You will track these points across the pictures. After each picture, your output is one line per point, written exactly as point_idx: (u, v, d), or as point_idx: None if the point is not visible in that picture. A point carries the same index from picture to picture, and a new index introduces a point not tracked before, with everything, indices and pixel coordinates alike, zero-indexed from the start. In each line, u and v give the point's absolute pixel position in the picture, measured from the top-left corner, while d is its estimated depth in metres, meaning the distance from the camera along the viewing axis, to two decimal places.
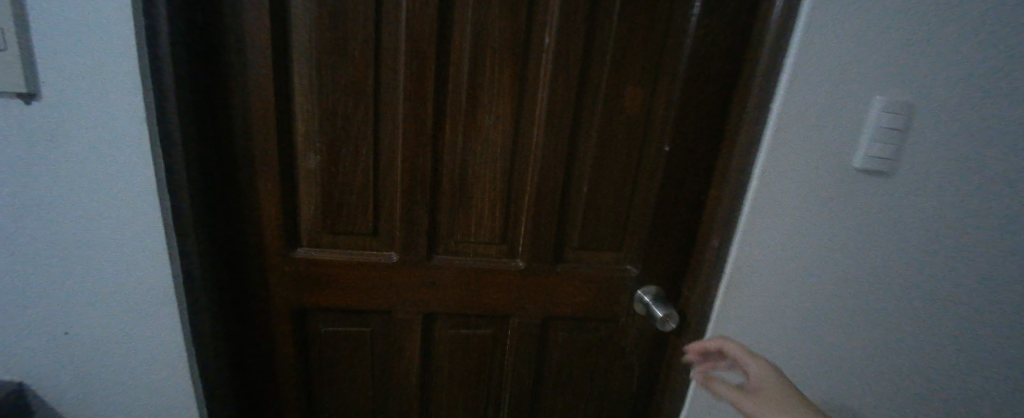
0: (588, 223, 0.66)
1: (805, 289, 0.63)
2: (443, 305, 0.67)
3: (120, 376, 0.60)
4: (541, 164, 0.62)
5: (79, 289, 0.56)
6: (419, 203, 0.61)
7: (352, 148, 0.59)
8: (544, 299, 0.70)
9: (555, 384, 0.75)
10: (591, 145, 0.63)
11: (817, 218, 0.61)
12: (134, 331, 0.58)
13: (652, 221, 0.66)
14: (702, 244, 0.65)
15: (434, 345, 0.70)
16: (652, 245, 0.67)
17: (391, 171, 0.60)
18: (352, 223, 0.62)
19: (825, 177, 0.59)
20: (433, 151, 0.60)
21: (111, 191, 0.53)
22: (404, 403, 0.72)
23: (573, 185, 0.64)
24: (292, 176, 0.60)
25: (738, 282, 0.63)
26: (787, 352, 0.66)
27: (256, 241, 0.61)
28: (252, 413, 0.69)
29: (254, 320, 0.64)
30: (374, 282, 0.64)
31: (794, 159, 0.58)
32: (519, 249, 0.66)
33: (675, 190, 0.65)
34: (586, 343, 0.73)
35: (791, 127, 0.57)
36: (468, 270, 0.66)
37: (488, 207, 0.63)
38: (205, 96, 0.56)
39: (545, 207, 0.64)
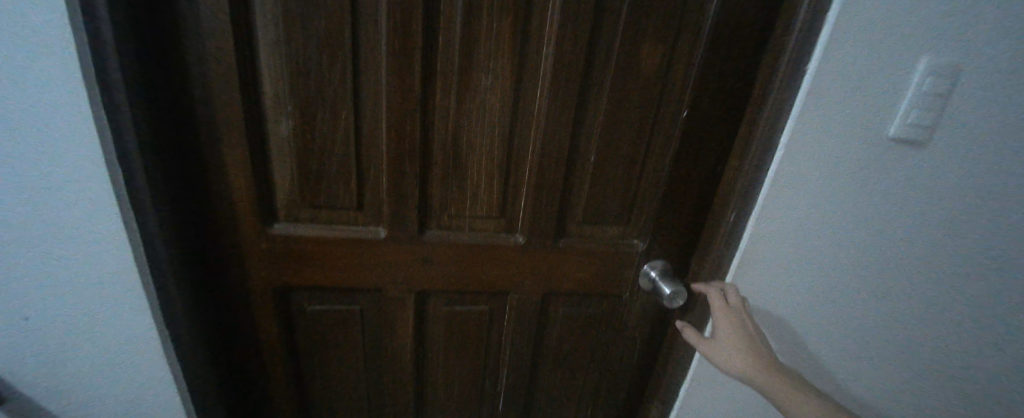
0: (593, 196, 0.61)
1: (825, 275, 0.58)
2: (437, 283, 0.63)
3: (92, 362, 0.56)
4: (543, 131, 0.55)
5: (31, 269, 0.50)
6: (408, 174, 0.55)
7: (329, 112, 0.51)
8: (544, 276, 0.66)
9: (554, 359, 0.73)
10: (601, 110, 0.56)
11: (846, 198, 0.55)
12: (99, 313, 0.53)
13: (662, 194, 0.61)
14: (716, 220, 0.60)
15: (428, 321, 0.67)
16: (662, 219, 0.63)
17: (374, 140, 0.53)
18: (334, 197, 0.56)
19: (859, 151, 0.53)
20: (422, 117, 0.53)
21: (50, 160, 0.46)
22: (399, 376, 0.71)
23: (579, 155, 0.58)
24: (263, 145, 0.53)
25: (751, 262, 0.59)
26: (800, 341, 0.62)
27: (227, 216, 0.55)
28: (238, 393, 0.66)
29: (232, 299, 0.60)
30: (361, 258, 0.60)
31: (826, 129, 0.52)
32: (518, 224, 0.61)
33: (689, 160, 0.59)
34: (587, 319, 0.71)
35: (826, 91, 0.50)
36: (463, 247, 0.61)
37: (484, 180, 0.57)
38: (152, 48, 0.47)
39: (547, 179, 0.58)
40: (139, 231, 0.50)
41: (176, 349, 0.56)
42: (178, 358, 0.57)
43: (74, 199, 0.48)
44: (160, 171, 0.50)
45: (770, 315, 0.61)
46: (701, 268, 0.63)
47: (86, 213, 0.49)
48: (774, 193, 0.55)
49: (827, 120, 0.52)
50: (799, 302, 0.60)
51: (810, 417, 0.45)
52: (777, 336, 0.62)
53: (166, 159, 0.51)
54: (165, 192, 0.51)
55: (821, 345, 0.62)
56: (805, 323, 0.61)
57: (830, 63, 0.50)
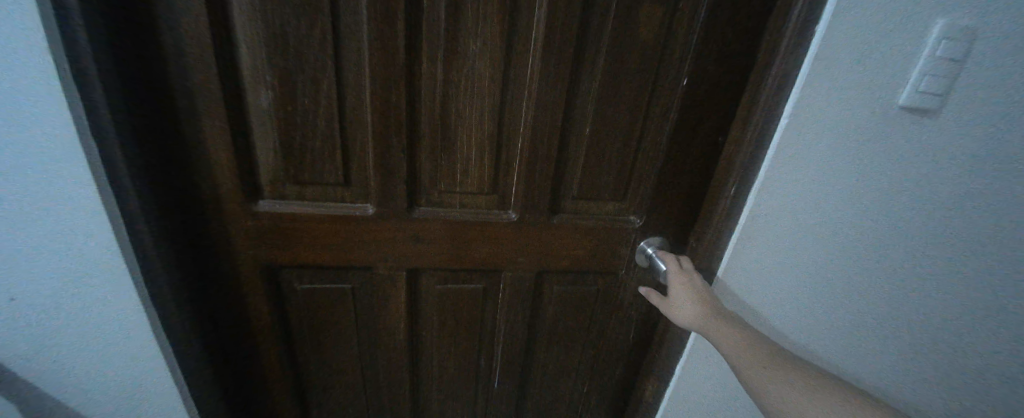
0: (588, 171, 0.59)
1: (827, 253, 0.56)
2: (429, 261, 0.62)
3: (81, 343, 0.55)
4: (536, 103, 0.53)
5: (9, 249, 0.49)
6: (395, 147, 0.53)
7: (311, 83, 0.49)
8: (539, 253, 0.64)
9: (550, 336, 0.73)
10: (596, 78, 0.53)
11: (850, 173, 0.52)
12: (83, 292, 0.52)
13: (660, 168, 0.59)
14: (716, 194, 0.58)
15: (422, 299, 0.67)
16: (659, 194, 0.61)
17: (359, 113, 0.51)
18: (320, 172, 0.54)
19: (867, 123, 0.50)
20: (409, 88, 0.50)
21: (19, 133, 0.44)
22: (394, 354, 0.70)
23: (574, 127, 0.56)
24: (244, 119, 0.51)
25: (750, 239, 0.57)
26: (799, 322, 0.60)
27: (211, 193, 0.53)
28: (233, 372, 0.65)
29: (221, 277, 0.59)
30: (350, 236, 0.58)
31: (832, 100, 0.49)
32: (511, 199, 0.59)
33: (688, 132, 0.57)
34: (582, 297, 0.70)
35: (833, 59, 0.48)
36: (454, 223, 0.59)
37: (476, 154, 0.55)
38: (121, 14, 0.45)
39: (540, 153, 0.56)
40: (121, 209, 0.49)
41: (166, 327, 0.56)
42: (169, 337, 0.56)
43: (49, 177, 0.46)
44: (138, 146, 0.49)
45: (771, 294, 0.59)
46: (699, 244, 0.61)
47: (63, 191, 0.47)
48: (775, 168, 0.53)
49: (833, 91, 0.49)
50: (799, 281, 0.58)
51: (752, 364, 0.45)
52: (780, 315, 0.60)
53: (143, 134, 0.49)
54: (144, 168, 0.49)
55: (821, 326, 0.60)
56: (805, 303, 0.59)
57: (839, 28, 0.47)
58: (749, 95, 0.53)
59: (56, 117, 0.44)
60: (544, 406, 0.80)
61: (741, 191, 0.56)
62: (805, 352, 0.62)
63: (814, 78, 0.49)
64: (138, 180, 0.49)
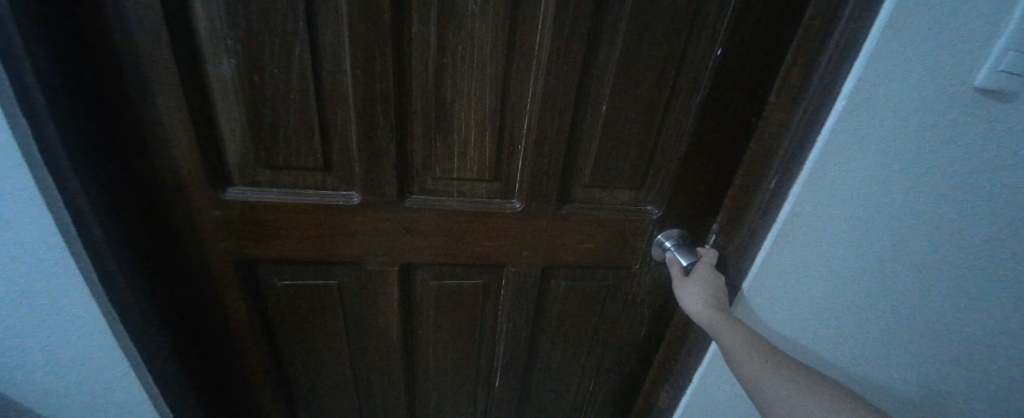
0: (603, 155, 0.52)
1: (881, 265, 0.47)
2: (422, 255, 0.56)
3: (48, 338, 0.51)
4: (546, 77, 0.46)
5: None
6: (382, 126, 0.46)
7: (281, 49, 0.41)
8: (545, 247, 0.58)
9: (555, 335, 0.67)
10: (616, 46, 0.46)
11: (914, 172, 0.44)
12: (37, 287, 0.47)
13: (685, 152, 0.52)
14: (752, 184, 0.50)
15: (416, 295, 0.61)
16: (682, 182, 0.54)
17: (339, 86, 0.43)
18: (297, 156, 0.47)
19: (940, 108, 0.41)
20: (396, 56, 0.43)
21: None
22: (386, 354, 0.65)
23: (588, 104, 0.48)
24: (202, 94, 0.43)
25: (788, 246, 0.49)
26: (842, 346, 0.51)
27: (171, 181, 0.46)
28: (210, 378, 0.60)
29: (191, 275, 0.52)
30: (333, 228, 0.52)
31: (897, 83, 0.41)
32: (515, 187, 0.53)
33: (719, 111, 0.50)
34: (592, 294, 0.64)
35: (905, 31, 0.39)
36: (451, 213, 0.53)
37: (475, 135, 0.48)
38: None
39: (548, 136, 0.49)
40: (64, 197, 0.42)
41: (130, 327, 0.50)
42: (135, 338, 0.51)
43: None
44: (72, 124, 0.41)
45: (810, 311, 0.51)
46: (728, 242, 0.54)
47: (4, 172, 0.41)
48: (821, 165, 0.45)
49: (899, 71, 0.41)
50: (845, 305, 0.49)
51: (756, 370, 0.41)
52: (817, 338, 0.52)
53: (78, 110, 0.41)
54: (85, 151, 0.42)
55: (864, 358, 0.51)
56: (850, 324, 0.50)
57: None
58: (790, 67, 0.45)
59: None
60: (548, 407, 0.75)
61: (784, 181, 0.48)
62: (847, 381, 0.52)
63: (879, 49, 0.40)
64: (78, 165, 0.42)
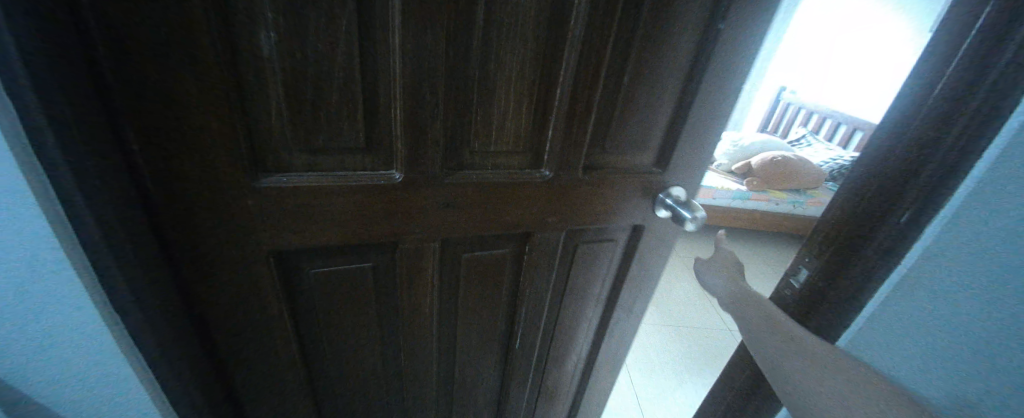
0: (623, 122, 0.57)
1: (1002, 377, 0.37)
2: (457, 228, 0.57)
3: (35, 334, 0.46)
4: (584, 42, 0.49)
5: None
6: (428, 101, 0.46)
7: (327, 24, 0.40)
8: (568, 212, 0.62)
9: (571, 294, 0.73)
10: (644, 19, 0.49)
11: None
12: (40, 300, 0.44)
13: (692, 116, 0.58)
14: (865, 227, 0.47)
15: (448, 270, 0.62)
16: (687, 144, 0.61)
17: (387, 61, 0.43)
18: (339, 137, 0.45)
19: None
20: (446, 24, 0.43)
21: None
22: (417, 331, 0.66)
23: (616, 74, 0.52)
24: (234, 75, 0.39)
25: (929, 268, 0.42)
26: None
27: (194, 173, 0.42)
28: (230, 381, 0.57)
29: (214, 274, 0.49)
30: (372, 209, 0.51)
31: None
32: (545, 157, 0.56)
33: (724, 77, 0.56)
34: (604, 252, 0.70)
35: None
36: (488, 186, 0.55)
37: (513, 108, 0.51)
38: None
39: (580, 102, 0.52)
40: (65, 182, 0.37)
41: (146, 323, 0.46)
42: (151, 335, 0.47)
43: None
44: (68, 105, 0.35)
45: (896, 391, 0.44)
46: (828, 286, 0.51)
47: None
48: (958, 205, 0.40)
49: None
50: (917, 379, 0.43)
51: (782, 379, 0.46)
52: None
53: (70, 76, 0.35)
54: (80, 126, 0.36)
55: None
56: None
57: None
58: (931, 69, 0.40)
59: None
60: (561, 359, 0.83)
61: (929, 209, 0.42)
62: None
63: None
64: (82, 161, 0.37)
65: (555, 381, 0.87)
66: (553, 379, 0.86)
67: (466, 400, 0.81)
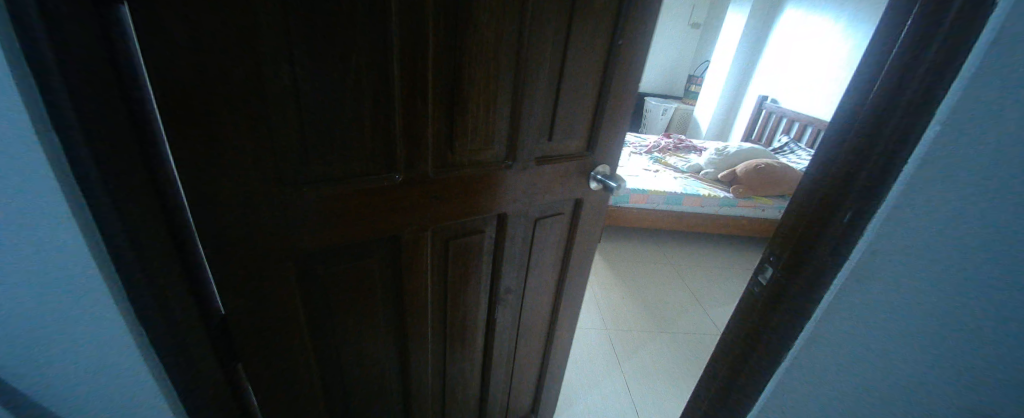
0: (553, 131, 0.87)
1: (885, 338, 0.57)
2: (447, 213, 0.82)
3: (97, 364, 0.58)
4: (537, 76, 0.77)
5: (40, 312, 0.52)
6: (428, 127, 0.71)
7: (358, 84, 0.62)
8: (521, 194, 0.90)
9: (529, 256, 1.02)
10: (560, 65, 0.79)
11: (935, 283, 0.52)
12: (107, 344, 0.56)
13: (593, 121, 0.92)
14: (823, 223, 0.60)
15: (441, 246, 0.86)
16: (591, 138, 0.95)
17: (399, 104, 0.66)
18: (365, 157, 0.68)
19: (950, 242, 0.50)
20: (438, 78, 0.68)
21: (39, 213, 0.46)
22: (421, 297, 0.88)
23: (546, 101, 0.81)
24: (285, 126, 0.58)
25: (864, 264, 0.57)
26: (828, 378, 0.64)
27: (249, 197, 0.59)
28: (269, 359, 0.73)
29: (263, 273, 0.66)
30: (390, 204, 0.74)
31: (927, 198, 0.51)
32: (505, 156, 0.84)
33: (617, 94, 0.91)
34: (551, 220, 1.00)
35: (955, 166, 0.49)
36: (467, 180, 0.81)
37: (484, 127, 0.78)
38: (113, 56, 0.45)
39: (531, 115, 0.81)
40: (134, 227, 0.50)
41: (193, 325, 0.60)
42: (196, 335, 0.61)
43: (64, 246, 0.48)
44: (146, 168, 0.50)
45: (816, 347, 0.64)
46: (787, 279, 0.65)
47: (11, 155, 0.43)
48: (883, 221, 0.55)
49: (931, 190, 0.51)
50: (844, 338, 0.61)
51: None
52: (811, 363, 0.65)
53: (140, 150, 0.48)
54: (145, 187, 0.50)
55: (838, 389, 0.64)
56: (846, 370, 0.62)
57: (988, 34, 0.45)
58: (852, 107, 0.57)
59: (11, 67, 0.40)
60: (527, 307, 1.11)
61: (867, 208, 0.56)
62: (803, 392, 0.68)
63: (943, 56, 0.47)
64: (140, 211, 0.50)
65: (527, 323, 1.15)
66: (523, 321, 1.14)
67: (456, 349, 1.03)
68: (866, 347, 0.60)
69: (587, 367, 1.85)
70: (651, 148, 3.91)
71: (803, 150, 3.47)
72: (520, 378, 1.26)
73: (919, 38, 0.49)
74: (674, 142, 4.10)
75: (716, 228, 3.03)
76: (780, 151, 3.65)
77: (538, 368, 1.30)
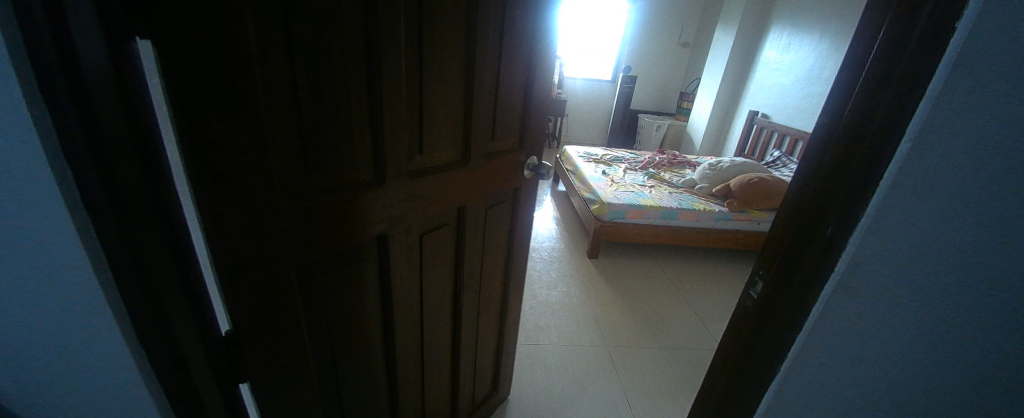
0: (496, 131, 1.05)
1: (873, 341, 0.57)
2: (422, 212, 0.91)
3: (115, 379, 0.61)
4: (483, 86, 0.95)
5: (74, 325, 0.57)
6: (402, 135, 0.80)
7: (343, 103, 0.69)
8: (479, 188, 1.05)
9: (485, 241, 1.16)
10: (500, 78, 0.99)
11: (915, 285, 0.52)
12: (128, 359, 0.60)
13: (524, 119, 1.14)
14: (810, 231, 0.62)
15: (417, 244, 0.93)
16: (523, 134, 1.17)
17: (380, 117, 0.75)
18: (349, 167, 0.74)
19: (929, 242, 0.51)
20: (411, 93, 0.80)
21: (85, 235, 0.52)
22: (401, 295, 0.94)
23: (488, 106, 0.99)
24: (279, 147, 0.62)
25: (855, 272, 0.58)
26: (819, 383, 0.65)
27: (250, 218, 0.61)
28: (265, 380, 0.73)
29: (263, 291, 0.67)
30: (374, 208, 0.80)
31: (903, 203, 0.53)
32: (464, 155, 0.98)
33: (538, 97, 1.13)
34: (501, 207, 1.18)
35: (926, 169, 0.51)
36: (436, 179, 0.92)
37: (446, 131, 0.91)
38: (134, 99, 0.49)
39: (481, 119, 0.98)
40: (162, 247, 0.55)
41: (201, 339, 0.63)
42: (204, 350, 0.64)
43: (97, 266, 0.53)
44: (160, 196, 0.53)
45: (809, 347, 0.65)
46: (780, 290, 0.67)
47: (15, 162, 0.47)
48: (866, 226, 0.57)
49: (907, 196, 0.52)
50: (832, 343, 0.62)
51: None
52: (805, 365, 0.66)
53: (155, 178, 0.53)
54: (160, 212, 0.54)
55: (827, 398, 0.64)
56: (831, 376, 0.63)
57: (954, 51, 0.48)
58: (827, 123, 0.61)
59: (65, 113, 0.46)
60: (488, 287, 1.27)
61: (849, 215, 0.58)
62: (796, 399, 0.68)
63: (910, 73, 0.51)
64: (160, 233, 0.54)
65: (487, 304, 1.30)
66: (483, 302, 1.28)
67: (433, 339, 1.12)
68: (862, 362, 0.59)
69: (584, 382, 1.84)
70: (646, 164, 3.98)
71: (796, 165, 3.52)
72: (481, 357, 1.39)
73: (885, 66, 0.53)
74: (668, 157, 4.17)
75: (717, 242, 3.05)
76: (774, 165, 3.71)
77: (494, 344, 1.44)
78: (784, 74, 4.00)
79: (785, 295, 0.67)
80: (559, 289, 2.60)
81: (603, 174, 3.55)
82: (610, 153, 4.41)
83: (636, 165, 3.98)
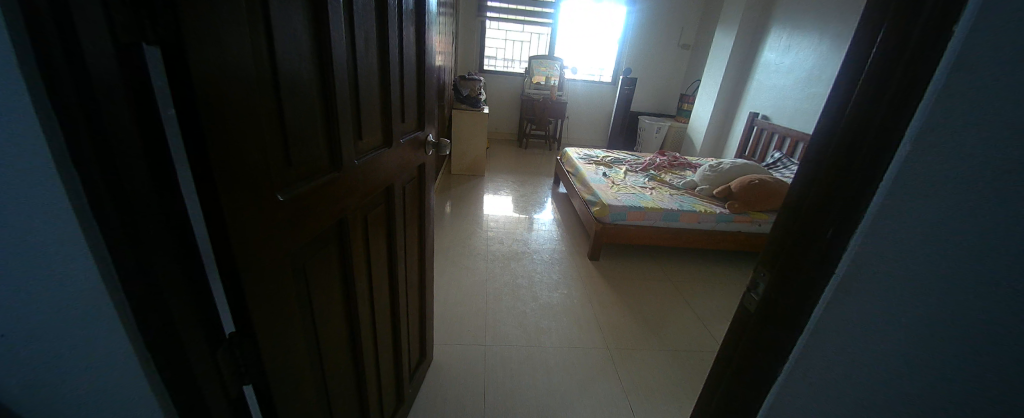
0: (404, 113, 1.17)
1: (876, 338, 0.57)
2: (365, 192, 0.97)
3: (118, 379, 0.61)
4: (392, 73, 1.05)
5: (78, 325, 0.57)
6: (347, 122, 0.86)
7: (305, 96, 0.73)
8: (398, 166, 1.15)
9: (404, 216, 1.27)
10: (402, 65, 1.10)
11: (920, 283, 0.53)
12: (132, 360, 0.59)
13: (419, 100, 1.28)
14: (810, 232, 0.63)
15: (363, 224, 1.00)
16: (420, 113, 1.31)
17: (331, 108, 0.80)
18: (311, 157, 0.77)
19: (928, 238, 0.52)
20: (351, 82, 0.86)
21: (88, 237, 0.51)
22: (356, 274, 1.00)
23: (397, 91, 1.09)
24: (264, 143, 0.64)
25: (860, 273, 0.59)
26: (823, 380, 0.65)
27: (249, 214, 0.62)
28: (265, 381, 0.72)
29: (264, 288, 0.68)
30: (333, 193, 0.84)
31: (903, 199, 0.54)
32: (387, 137, 1.06)
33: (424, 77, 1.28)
34: (412, 183, 1.31)
35: (926, 168, 0.52)
36: (372, 160, 0.99)
37: (373, 116, 0.99)
38: (138, 99, 0.48)
39: (394, 103, 1.08)
40: (167, 249, 0.53)
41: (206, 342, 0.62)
42: (212, 351, 0.63)
43: (104, 266, 0.53)
44: (163, 197, 0.52)
45: (814, 346, 0.65)
46: (783, 293, 0.67)
47: (32, 169, 0.48)
48: (869, 225, 0.57)
49: (908, 191, 0.53)
50: (842, 343, 0.62)
51: None
52: (809, 362, 0.66)
53: (162, 179, 0.51)
54: (164, 214, 0.52)
55: (829, 393, 0.64)
56: (838, 377, 0.62)
57: (951, 54, 0.49)
58: (824, 124, 0.61)
59: (72, 112, 0.45)
60: (410, 259, 1.38)
61: (851, 215, 0.58)
62: (802, 397, 0.68)
63: (910, 72, 0.51)
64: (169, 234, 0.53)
65: (409, 278, 1.39)
66: (408, 275, 1.39)
67: (380, 315, 1.18)
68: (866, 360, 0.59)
69: (586, 383, 1.85)
70: (647, 166, 3.98)
71: (796, 166, 3.53)
72: (411, 327, 1.48)
73: (880, 67, 0.54)
74: (670, 159, 4.16)
75: (717, 243, 3.04)
76: (774, 167, 3.72)
77: (418, 315, 1.55)
78: (785, 75, 4.01)
79: (789, 296, 0.66)
80: (560, 292, 2.59)
81: (603, 176, 3.56)
82: (610, 154, 4.41)
83: (637, 167, 3.99)
